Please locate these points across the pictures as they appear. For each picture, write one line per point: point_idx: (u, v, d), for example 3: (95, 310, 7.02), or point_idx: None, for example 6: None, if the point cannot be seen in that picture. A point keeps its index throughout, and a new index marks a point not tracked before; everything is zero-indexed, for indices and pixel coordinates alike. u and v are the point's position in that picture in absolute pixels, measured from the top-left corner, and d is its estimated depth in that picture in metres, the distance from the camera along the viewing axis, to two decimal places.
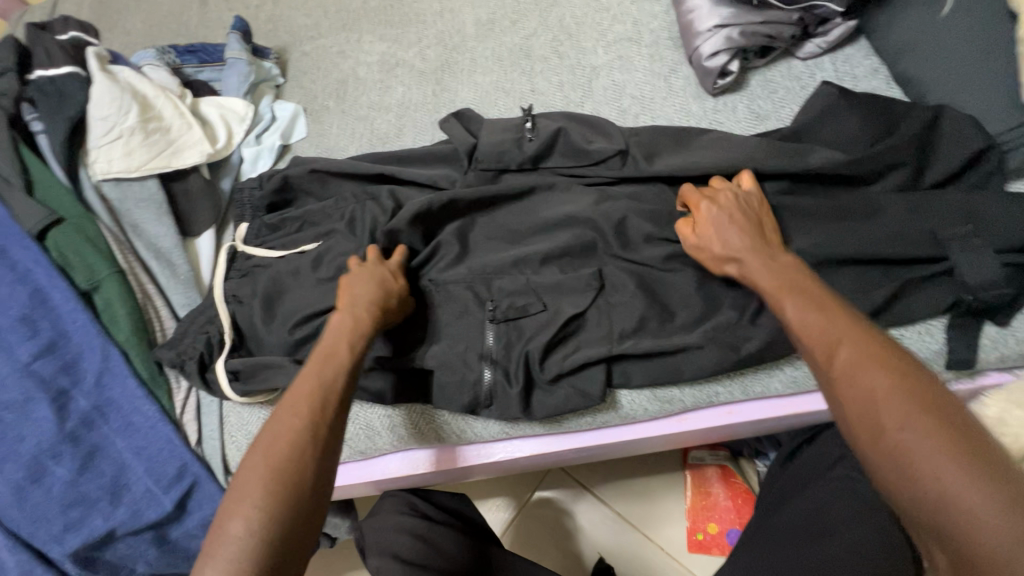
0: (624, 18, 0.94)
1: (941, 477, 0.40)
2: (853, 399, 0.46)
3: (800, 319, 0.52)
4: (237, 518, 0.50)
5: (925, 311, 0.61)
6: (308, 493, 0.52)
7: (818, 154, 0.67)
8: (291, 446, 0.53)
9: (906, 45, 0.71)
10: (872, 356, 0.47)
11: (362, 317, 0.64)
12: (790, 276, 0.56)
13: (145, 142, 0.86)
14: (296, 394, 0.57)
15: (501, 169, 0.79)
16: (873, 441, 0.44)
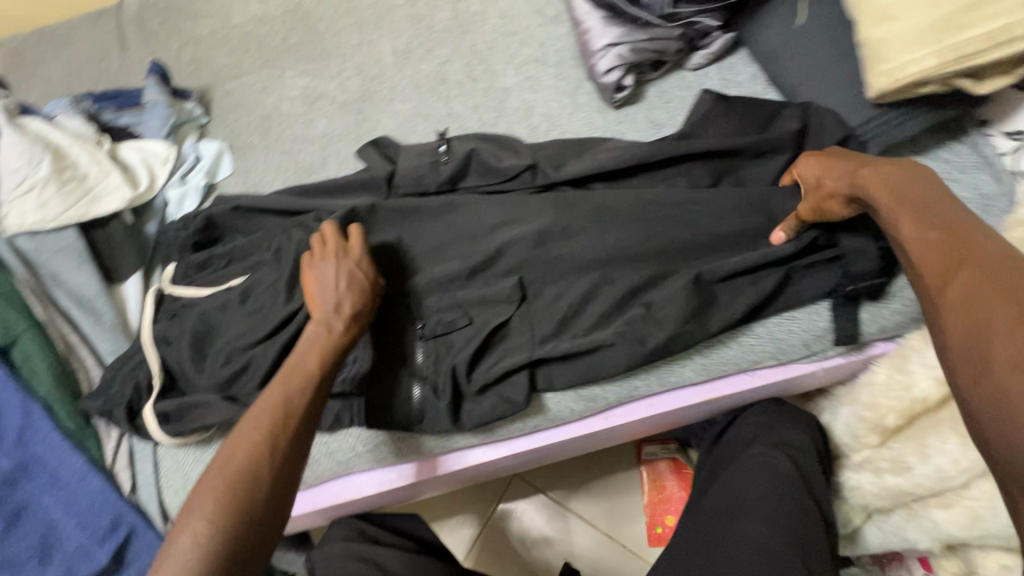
0: (531, 42, 0.99)
1: None
2: (964, 321, 0.45)
3: (916, 244, 0.52)
4: (185, 531, 0.51)
5: (812, 290, 0.68)
6: (258, 517, 0.54)
7: (705, 145, 0.73)
8: (247, 462, 0.55)
9: (775, 52, 0.78)
10: (997, 288, 0.45)
11: (336, 329, 0.66)
12: (914, 198, 0.54)
13: (60, 191, 0.86)
14: (257, 410, 0.58)
15: (421, 194, 0.82)
16: (977, 374, 0.43)
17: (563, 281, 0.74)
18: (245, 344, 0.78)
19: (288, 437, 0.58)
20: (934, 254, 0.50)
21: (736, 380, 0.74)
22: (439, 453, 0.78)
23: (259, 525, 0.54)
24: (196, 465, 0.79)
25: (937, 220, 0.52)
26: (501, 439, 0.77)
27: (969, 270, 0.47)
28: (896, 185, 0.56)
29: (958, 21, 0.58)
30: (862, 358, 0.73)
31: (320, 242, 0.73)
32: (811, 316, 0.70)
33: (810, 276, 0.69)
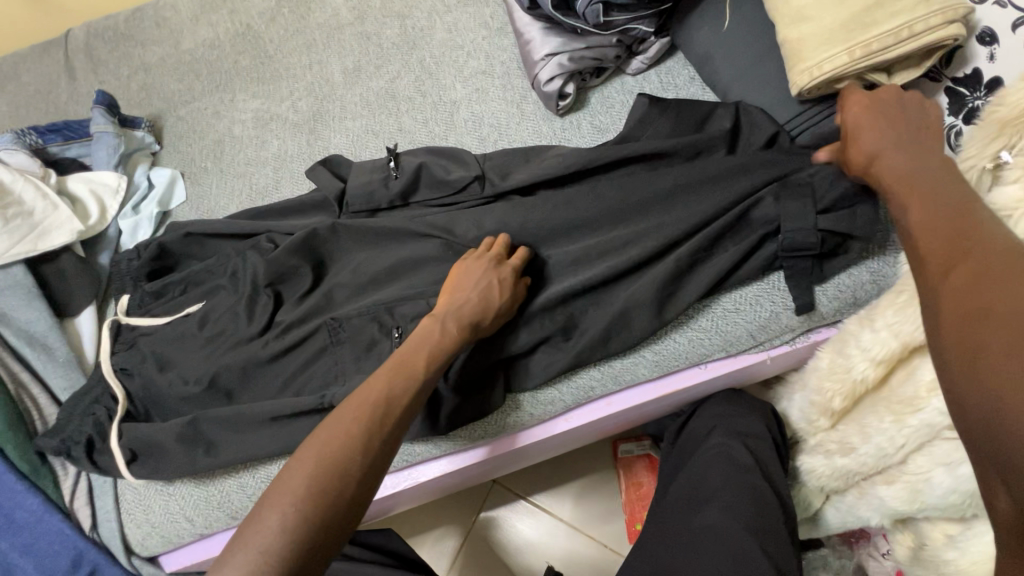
0: (477, 54, 1.01)
1: None
2: (954, 308, 0.40)
3: (926, 225, 0.46)
4: (273, 515, 0.49)
5: (755, 269, 0.70)
6: (343, 509, 0.51)
7: (645, 146, 0.75)
8: (346, 450, 0.53)
9: (705, 55, 0.81)
10: (998, 276, 0.39)
11: (449, 332, 0.64)
12: (929, 183, 0.50)
13: (6, 228, 0.84)
14: (356, 402, 0.56)
15: (372, 211, 0.83)
16: (967, 358, 0.38)
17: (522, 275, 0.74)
18: (203, 370, 0.78)
19: (383, 438, 0.55)
20: (936, 238, 0.45)
21: (691, 373, 0.76)
22: (405, 465, 0.77)
23: (336, 526, 0.51)
24: (158, 497, 0.78)
25: (952, 204, 0.47)
26: (468, 447, 0.76)
27: (975, 255, 0.41)
28: (913, 171, 0.52)
29: (864, 20, 0.61)
30: (808, 344, 0.75)
31: (492, 247, 0.72)
32: (759, 300, 0.71)
33: (756, 261, 0.70)
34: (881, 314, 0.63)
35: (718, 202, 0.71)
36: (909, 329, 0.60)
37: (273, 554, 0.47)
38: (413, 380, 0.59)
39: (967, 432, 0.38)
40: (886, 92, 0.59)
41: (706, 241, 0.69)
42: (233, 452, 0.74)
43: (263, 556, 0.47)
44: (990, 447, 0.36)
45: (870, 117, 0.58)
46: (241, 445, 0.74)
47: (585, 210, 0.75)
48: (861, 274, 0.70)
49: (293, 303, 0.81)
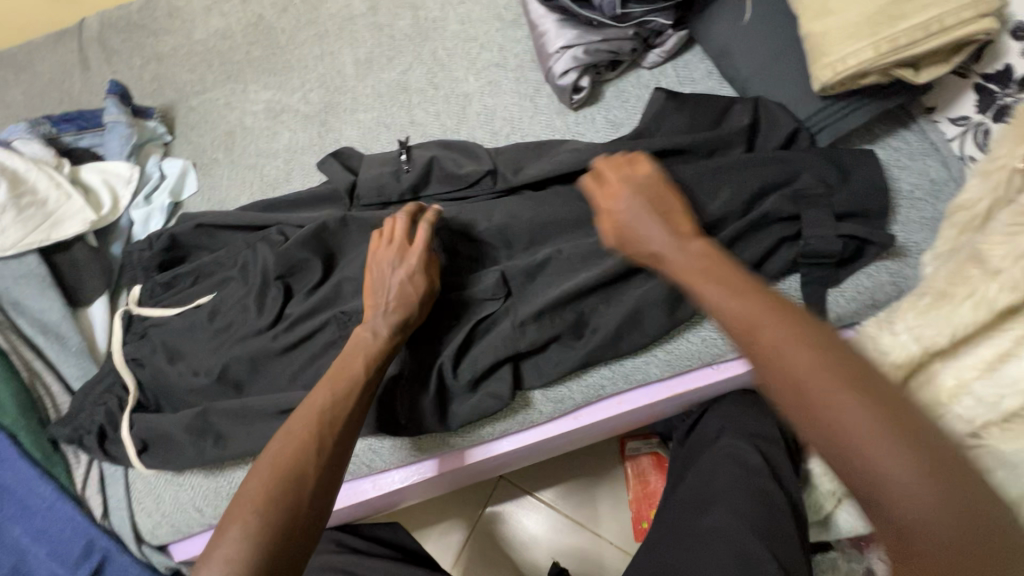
0: (490, 46, 1.00)
1: (880, 456, 0.36)
2: (775, 374, 0.41)
3: (720, 304, 0.47)
4: (234, 524, 0.50)
5: (775, 270, 0.68)
6: (302, 509, 0.52)
7: (662, 140, 0.73)
8: (295, 455, 0.55)
9: (725, 48, 0.79)
10: (792, 333, 0.42)
11: (380, 334, 0.65)
12: (701, 257, 0.51)
13: (20, 218, 0.85)
14: (300, 412, 0.58)
15: (383, 204, 0.82)
16: (807, 417, 0.40)
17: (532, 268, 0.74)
18: (214, 363, 0.78)
19: (336, 438, 0.57)
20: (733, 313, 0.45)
21: (702, 374, 0.75)
22: (413, 460, 0.77)
23: (298, 528, 0.52)
24: (167, 486, 0.78)
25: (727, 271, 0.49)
26: (475, 443, 0.76)
27: (767, 320, 0.43)
28: (687, 252, 0.52)
29: (892, 12, 0.59)
30: None
31: (390, 236, 0.70)
32: None
33: (775, 261, 0.68)
34: (901, 317, 0.59)
35: (734, 199, 0.69)
36: (932, 333, 0.55)
37: (240, 561, 0.48)
38: (358, 383, 0.61)
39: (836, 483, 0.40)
40: (623, 180, 0.60)
41: (720, 238, 0.67)
42: (241, 444, 0.74)
43: (229, 563, 0.48)
44: (859, 497, 0.38)
45: (630, 215, 0.57)
46: (248, 438, 0.74)
47: (596, 207, 0.74)
48: (880, 275, 0.68)
49: (304, 296, 0.81)
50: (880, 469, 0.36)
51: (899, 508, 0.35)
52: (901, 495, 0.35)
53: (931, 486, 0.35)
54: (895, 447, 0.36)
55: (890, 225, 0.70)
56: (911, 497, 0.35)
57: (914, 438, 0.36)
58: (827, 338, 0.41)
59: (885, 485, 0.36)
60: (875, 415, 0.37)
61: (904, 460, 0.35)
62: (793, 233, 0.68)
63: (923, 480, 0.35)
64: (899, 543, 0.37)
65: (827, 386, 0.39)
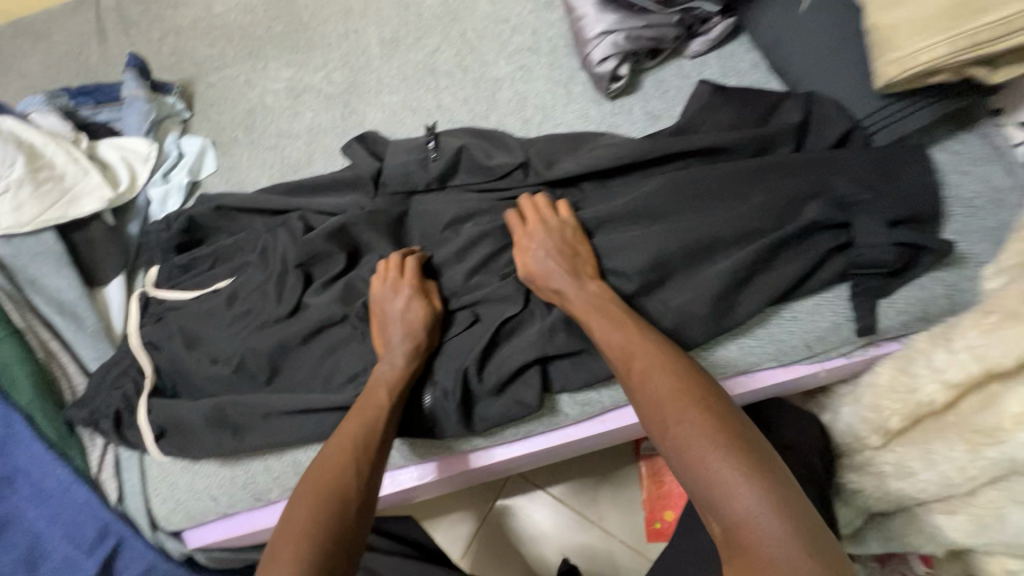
0: (523, 29, 0.95)
1: (708, 459, 0.47)
2: (644, 395, 0.54)
3: (602, 336, 0.61)
4: (289, 546, 0.52)
5: (823, 280, 0.65)
6: (348, 532, 0.55)
7: (706, 138, 0.70)
8: (338, 478, 0.58)
9: (778, 39, 0.75)
10: (657, 362, 0.56)
11: (399, 363, 0.67)
12: (597, 300, 0.64)
13: (37, 193, 0.83)
14: (336, 439, 0.62)
15: (409, 193, 0.80)
16: (661, 432, 0.51)
17: None
18: (234, 351, 0.76)
19: (371, 463, 0.61)
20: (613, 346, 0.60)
21: (738, 383, 0.70)
22: (433, 458, 0.76)
23: (347, 547, 0.54)
24: (183, 474, 0.77)
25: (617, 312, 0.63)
26: (498, 443, 0.75)
27: (640, 353, 0.57)
28: (582, 289, 0.65)
29: (973, 5, 0.54)
30: (865, 359, 0.70)
31: (384, 272, 0.73)
32: (818, 312, 0.66)
33: (823, 272, 0.65)
34: (961, 334, 0.58)
35: (779, 204, 0.66)
36: (995, 354, 0.55)
37: None
38: (387, 407, 0.65)
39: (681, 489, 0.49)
40: (539, 223, 0.70)
41: (764, 244, 0.64)
42: (261, 437, 0.73)
43: None
44: (696, 496, 0.47)
45: (540, 254, 0.67)
46: (267, 430, 0.73)
47: (632, 203, 0.69)
48: (934, 287, 0.64)
49: (324, 285, 0.78)
50: (710, 466, 0.47)
51: (725, 499, 0.45)
52: (723, 486, 0.45)
53: (750, 478, 0.45)
54: (723, 446, 0.47)
55: (944, 231, 0.66)
56: (727, 490, 0.45)
57: (737, 440, 0.47)
58: (685, 368, 0.54)
59: (713, 480, 0.46)
60: (711, 424, 0.49)
61: (728, 456, 0.46)
62: (844, 242, 0.64)
63: (740, 472, 0.45)
64: (727, 538, 0.44)
65: (680, 402, 0.51)
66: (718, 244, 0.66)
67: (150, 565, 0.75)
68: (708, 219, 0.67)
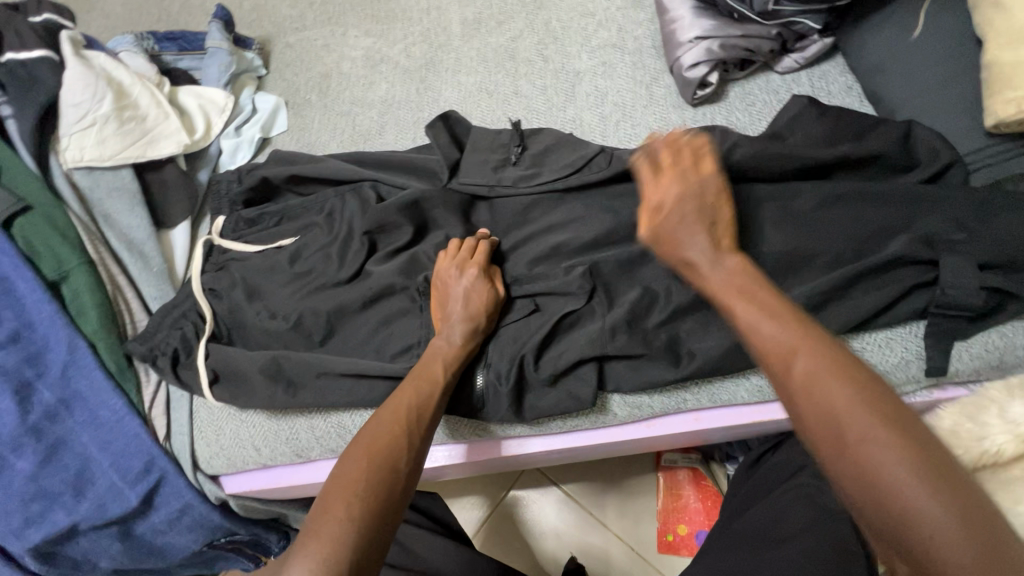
0: (608, 25, 0.95)
1: (901, 487, 0.41)
2: (812, 403, 0.47)
3: (752, 326, 0.53)
4: (340, 503, 0.52)
5: (901, 315, 0.64)
6: (394, 503, 0.55)
7: (798, 154, 0.69)
8: (392, 446, 0.58)
9: (878, 65, 0.74)
10: (829, 366, 0.48)
11: (455, 342, 0.68)
12: (745, 286, 0.57)
13: (119, 130, 0.85)
14: (391, 404, 0.62)
15: (490, 185, 0.78)
16: (835, 445, 0.45)
17: (632, 261, 0.71)
18: (295, 311, 0.77)
19: (422, 434, 0.60)
20: (765, 339, 0.52)
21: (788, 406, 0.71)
22: (474, 438, 0.77)
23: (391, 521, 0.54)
24: (229, 421, 0.79)
25: (762, 297, 0.55)
26: (543, 433, 0.75)
27: (805, 353, 0.49)
28: (721, 266, 0.59)
29: None
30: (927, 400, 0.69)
31: (454, 251, 0.74)
32: (885, 348, 0.65)
33: (903, 308, 0.64)
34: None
35: (857, 236, 0.67)
36: None
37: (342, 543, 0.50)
38: (439, 385, 0.64)
39: (859, 515, 0.43)
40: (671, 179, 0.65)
41: (846, 273, 0.63)
42: (312, 395, 0.74)
43: (334, 541, 0.50)
44: (882, 527, 0.42)
45: (675, 217, 0.62)
46: (316, 389, 0.74)
47: None
48: (1015, 336, 0.64)
49: (387, 256, 0.79)
50: (909, 497, 0.40)
51: (924, 540, 0.39)
52: (927, 521, 0.39)
53: (958, 518, 0.39)
54: (924, 478, 0.41)
55: None
56: (928, 529, 0.39)
57: (942, 471, 0.41)
58: (865, 376, 0.47)
59: (910, 513, 0.40)
60: (906, 448, 0.42)
61: (934, 497, 0.40)
62: (931, 278, 0.63)
63: (953, 516, 0.39)
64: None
65: (862, 417, 0.44)
66: (793, 264, 0.67)
67: (185, 504, 0.78)
68: (785, 239, 0.68)
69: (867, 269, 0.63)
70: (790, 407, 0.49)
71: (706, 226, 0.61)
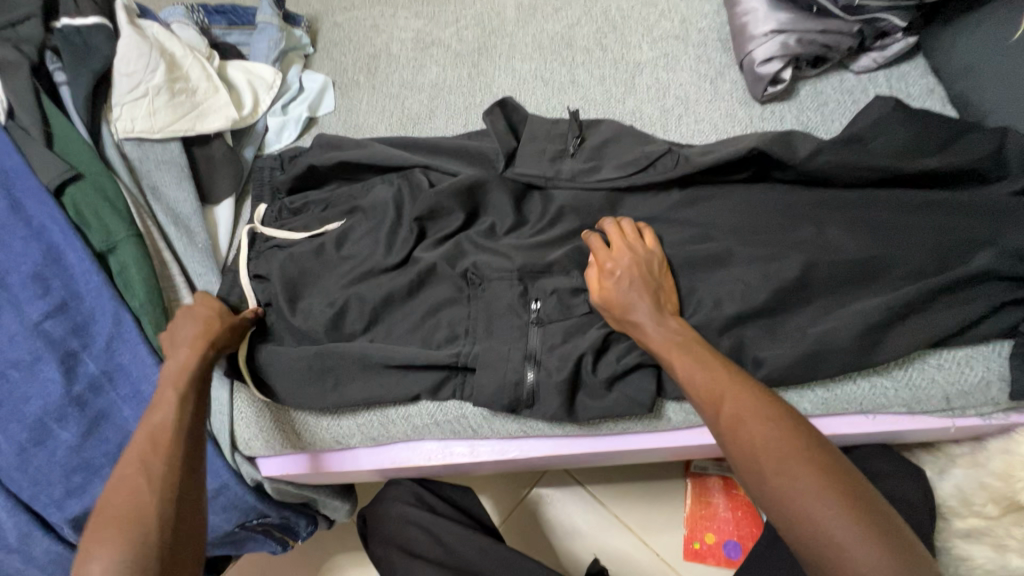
0: (671, 15, 0.91)
1: (817, 516, 0.45)
2: (739, 446, 0.51)
3: (685, 374, 0.56)
4: (92, 563, 0.50)
5: (986, 333, 0.61)
6: (153, 534, 0.52)
7: (883, 159, 0.65)
8: (130, 487, 0.54)
9: (968, 67, 0.71)
10: (751, 406, 0.52)
11: (185, 356, 0.64)
12: (674, 333, 0.60)
13: (170, 103, 0.83)
14: (136, 439, 0.58)
15: (545, 177, 0.76)
16: (758, 479, 0.49)
17: (701, 261, 0.68)
18: (340, 298, 0.74)
19: (166, 456, 0.56)
20: (692, 383, 0.56)
21: (856, 421, 0.67)
22: (520, 434, 0.75)
23: (168, 555, 0.52)
24: (271, 405, 0.77)
25: (687, 341, 0.59)
26: (591, 434, 0.74)
27: (728, 394, 0.53)
28: (658, 320, 0.61)
29: None
30: (1003, 423, 0.66)
31: None
32: (963, 367, 0.62)
33: (987, 326, 0.61)
34: None
35: (941, 246, 0.63)
36: None
37: None
38: (174, 406, 0.60)
39: (786, 540, 0.47)
40: (621, 249, 0.66)
41: (929, 286, 0.60)
42: (352, 385, 0.73)
43: None
44: (809, 556, 0.46)
45: (625, 285, 0.63)
46: (360, 374, 0.73)
47: (773, 216, 0.68)
48: None
49: (437, 243, 0.77)
50: (825, 525, 0.45)
51: (844, 562, 0.44)
52: (839, 545, 0.44)
53: (864, 534, 0.44)
54: (835, 505, 0.45)
55: None
56: (843, 550, 0.44)
57: (850, 496, 0.46)
58: (782, 412, 0.51)
59: (827, 537, 0.45)
60: (820, 478, 0.47)
61: (844, 521, 0.45)
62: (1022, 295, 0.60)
63: (859, 534, 0.44)
64: None
65: (782, 455, 0.48)
66: (870, 272, 0.64)
67: (222, 484, 0.78)
68: (861, 245, 0.65)
69: (950, 284, 0.61)
70: (723, 450, 0.53)
71: (650, 293, 0.63)
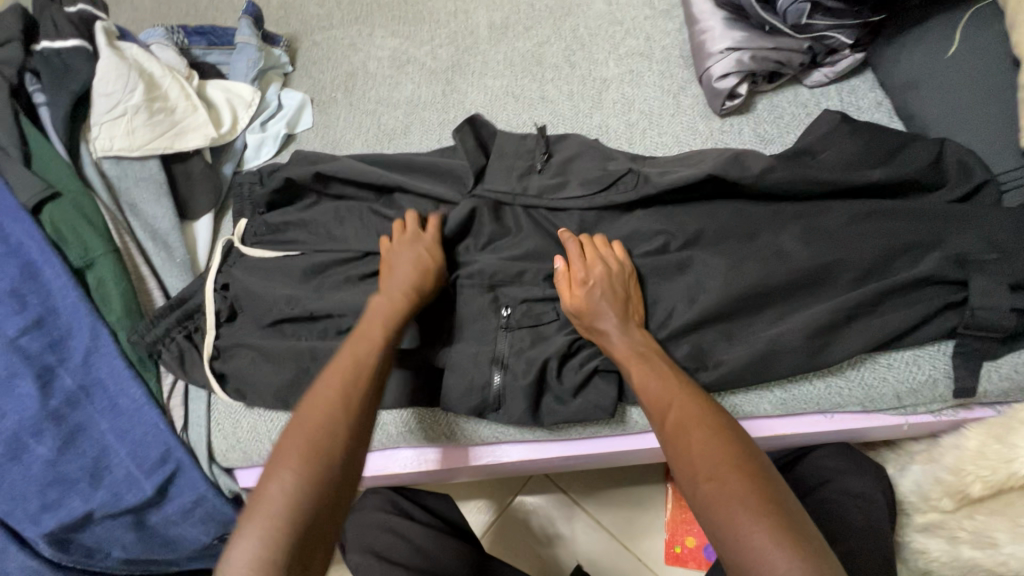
0: (636, 33, 0.95)
1: (736, 519, 0.47)
2: (679, 451, 0.53)
3: (640, 383, 0.59)
4: (285, 471, 0.51)
5: (930, 335, 0.64)
6: (339, 462, 0.53)
7: (829, 172, 0.69)
8: (333, 407, 0.55)
9: (912, 82, 0.75)
10: (695, 416, 0.54)
11: (399, 303, 0.66)
12: (635, 346, 0.63)
13: (149, 122, 0.85)
14: (342, 365, 0.59)
15: (512, 192, 0.78)
16: (692, 483, 0.51)
17: (663, 268, 0.71)
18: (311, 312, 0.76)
19: (363, 392, 0.57)
20: (646, 391, 0.58)
21: (814, 420, 0.69)
22: (493, 441, 0.77)
23: (340, 495, 0.52)
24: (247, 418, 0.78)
25: (647, 354, 0.62)
26: (560, 439, 0.75)
27: (676, 404, 0.56)
28: (621, 333, 0.63)
29: None
30: (953, 420, 0.69)
31: (403, 227, 0.75)
32: (911, 366, 0.65)
33: (930, 328, 0.64)
34: None
35: (888, 249, 0.66)
36: None
37: (293, 508, 0.49)
38: (379, 345, 0.62)
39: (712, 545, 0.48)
40: (594, 260, 0.68)
41: (872, 291, 0.64)
42: None
43: (287, 505, 0.49)
44: (726, 558, 0.47)
45: (597, 293, 0.65)
46: None
47: (732, 222, 0.71)
48: None
49: None
50: (743, 527, 0.46)
51: (757, 564, 0.44)
52: (754, 546, 0.45)
53: (779, 540, 0.45)
54: (755, 509, 0.47)
55: None
56: (759, 554, 0.45)
57: (772, 505, 0.47)
58: (724, 425, 0.53)
59: (744, 540, 0.46)
60: (747, 484, 0.48)
61: (762, 526, 0.46)
62: (960, 297, 0.63)
63: (773, 540, 0.45)
64: None
65: (715, 461, 0.50)
66: (823, 275, 0.67)
67: (200, 496, 0.77)
68: (811, 251, 0.67)
69: (894, 289, 0.64)
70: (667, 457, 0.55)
71: (619, 305, 0.65)
